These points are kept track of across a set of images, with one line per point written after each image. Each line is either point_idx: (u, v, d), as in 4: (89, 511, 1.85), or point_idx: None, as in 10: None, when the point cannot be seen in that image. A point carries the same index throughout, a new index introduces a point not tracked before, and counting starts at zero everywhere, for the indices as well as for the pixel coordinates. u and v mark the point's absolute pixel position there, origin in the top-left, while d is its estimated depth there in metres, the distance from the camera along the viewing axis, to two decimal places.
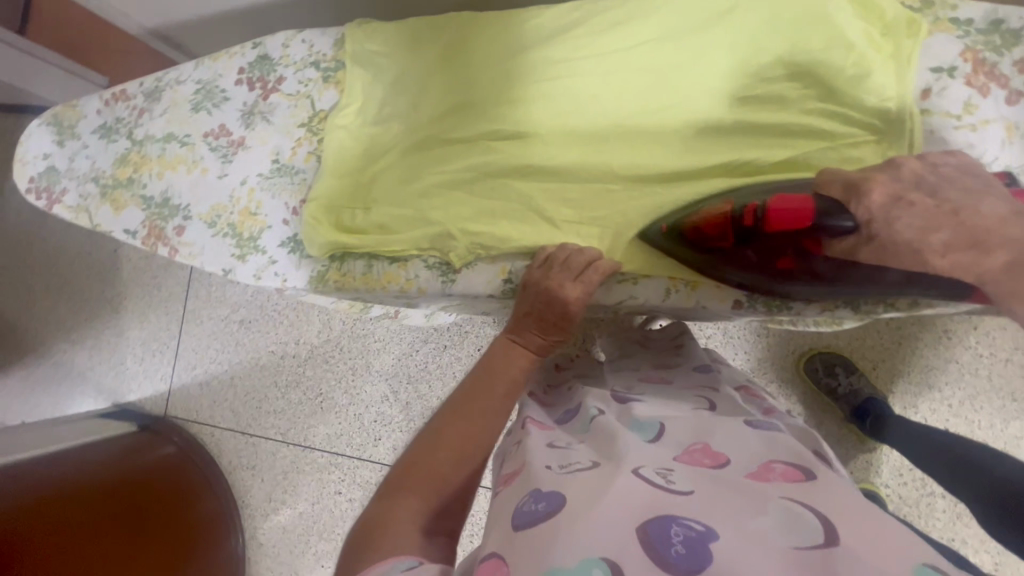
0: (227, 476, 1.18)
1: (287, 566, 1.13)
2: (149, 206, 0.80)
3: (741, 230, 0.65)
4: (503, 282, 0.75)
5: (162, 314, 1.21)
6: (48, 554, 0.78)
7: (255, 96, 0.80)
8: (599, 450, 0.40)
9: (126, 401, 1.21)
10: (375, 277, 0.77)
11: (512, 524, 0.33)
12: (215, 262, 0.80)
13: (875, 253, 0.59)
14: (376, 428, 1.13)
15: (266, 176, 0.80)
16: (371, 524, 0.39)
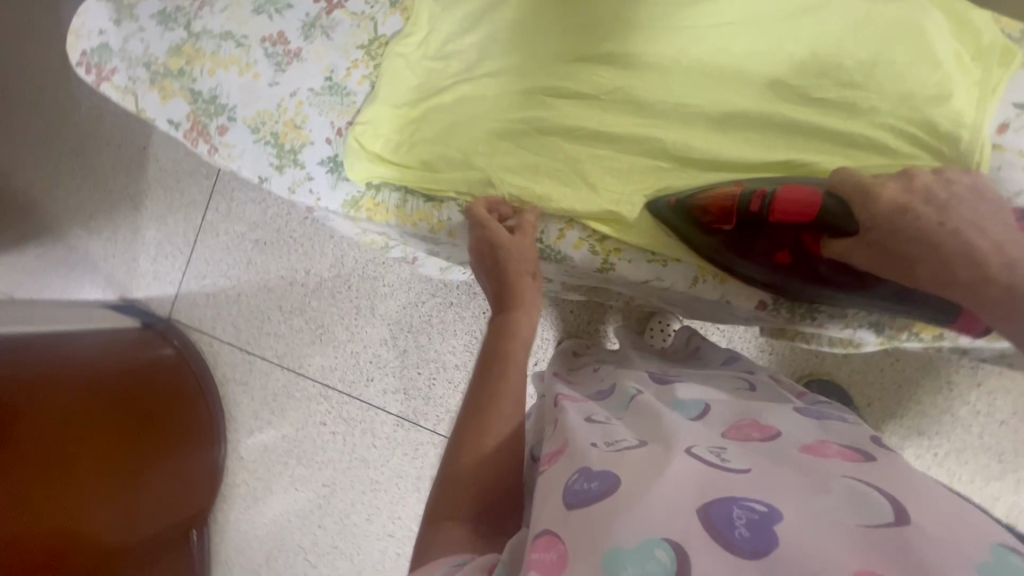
0: (219, 388, 1.20)
1: (263, 482, 1.17)
2: (196, 100, 0.77)
3: (749, 217, 0.68)
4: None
5: (182, 218, 1.21)
6: (31, 430, 0.81)
7: (319, 9, 0.78)
8: (644, 431, 0.45)
9: (133, 297, 1.23)
10: (406, 213, 0.78)
11: (564, 501, 0.38)
12: (252, 169, 0.78)
13: (867, 257, 0.63)
14: (370, 368, 1.14)
15: (317, 92, 0.78)
16: (426, 541, 0.47)
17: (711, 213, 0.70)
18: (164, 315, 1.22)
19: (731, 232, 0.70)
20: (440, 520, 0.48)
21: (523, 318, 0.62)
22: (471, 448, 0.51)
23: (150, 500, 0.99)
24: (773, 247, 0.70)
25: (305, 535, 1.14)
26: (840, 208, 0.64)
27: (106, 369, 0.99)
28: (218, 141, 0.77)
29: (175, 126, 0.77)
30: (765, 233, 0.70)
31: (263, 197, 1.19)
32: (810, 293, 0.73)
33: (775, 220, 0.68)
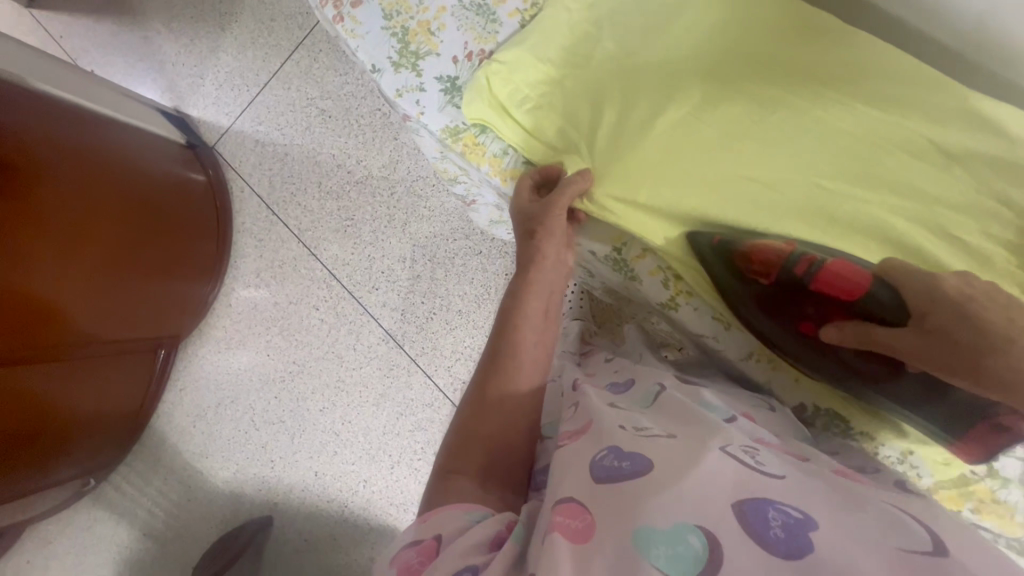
0: (234, 233, 1.21)
1: (241, 336, 1.19)
2: None
3: (791, 281, 0.61)
4: (611, 248, 0.75)
5: (261, 57, 1.18)
6: (48, 201, 0.82)
7: None
8: (668, 422, 0.52)
9: (186, 113, 1.21)
10: (501, 167, 0.75)
11: (594, 475, 0.43)
12: (368, 54, 0.72)
13: (921, 351, 0.55)
14: (379, 278, 1.14)
15: (464, 4, 0.71)
16: (433, 493, 0.50)
17: (748, 259, 0.63)
18: (209, 144, 1.21)
19: (767, 287, 0.63)
20: (445, 486, 0.51)
21: (536, 291, 0.65)
22: (478, 424, 0.55)
23: (124, 307, 1.00)
24: (800, 317, 0.63)
25: (259, 400, 1.18)
26: (889, 294, 0.57)
27: (132, 170, 0.98)
28: (347, 12, 0.71)
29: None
30: (794, 302, 0.63)
31: (346, 71, 1.16)
32: (827, 372, 0.66)
33: (815, 290, 0.61)
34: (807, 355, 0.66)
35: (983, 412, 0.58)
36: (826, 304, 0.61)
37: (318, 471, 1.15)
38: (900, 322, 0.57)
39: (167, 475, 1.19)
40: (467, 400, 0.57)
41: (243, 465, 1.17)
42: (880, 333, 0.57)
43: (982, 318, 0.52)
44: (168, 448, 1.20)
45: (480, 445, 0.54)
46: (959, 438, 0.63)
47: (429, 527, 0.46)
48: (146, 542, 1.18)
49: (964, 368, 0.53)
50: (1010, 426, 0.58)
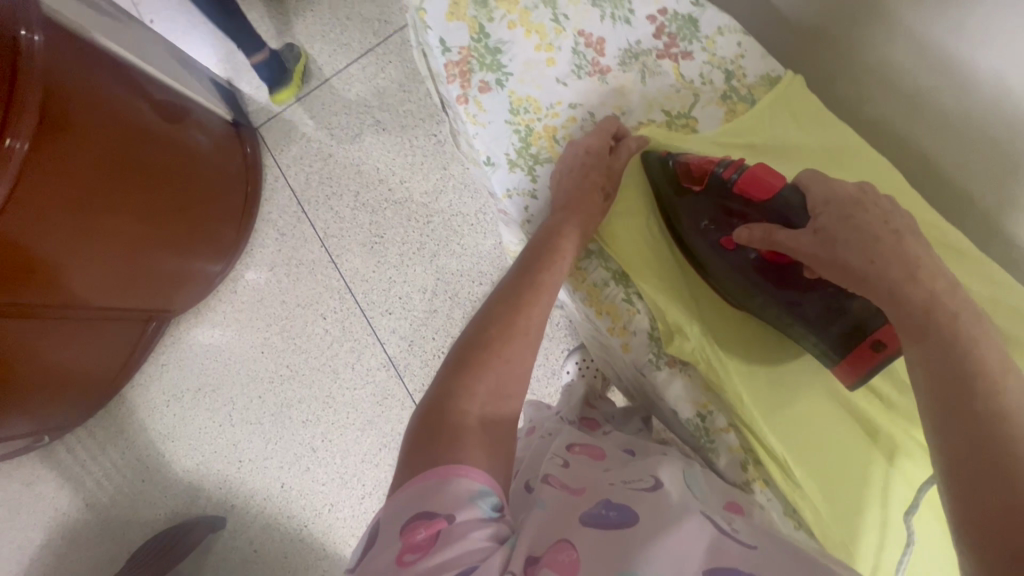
0: (257, 221, 1.17)
1: (238, 322, 1.16)
2: (480, 40, 0.65)
3: (719, 186, 0.59)
4: (695, 414, 0.65)
5: (327, 58, 1.16)
6: (82, 157, 0.76)
7: (653, 44, 0.69)
8: (653, 470, 0.49)
9: (237, 88, 1.17)
10: (598, 298, 0.68)
11: (580, 518, 0.41)
12: (485, 145, 0.68)
13: (814, 250, 0.52)
14: (395, 302, 1.12)
15: (596, 122, 0.69)
16: (430, 427, 0.44)
17: (687, 170, 0.61)
18: (253, 124, 1.17)
19: (699, 198, 0.61)
20: (443, 428, 0.44)
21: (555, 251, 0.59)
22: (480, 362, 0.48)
23: (132, 279, 0.95)
24: (724, 230, 0.59)
25: (241, 395, 1.14)
26: (798, 200, 0.55)
27: (169, 140, 0.91)
28: (473, 95, 0.66)
29: (442, 49, 0.65)
30: (718, 209, 0.59)
31: (410, 91, 1.14)
32: (739, 288, 0.60)
33: (737, 196, 0.58)
34: (725, 275, 0.60)
35: (868, 323, 0.54)
36: (747, 213, 0.58)
37: (285, 483, 1.10)
38: (798, 222, 0.55)
39: (126, 449, 1.13)
40: (473, 321, 0.52)
41: (209, 458, 1.13)
42: (782, 232, 0.54)
43: (865, 222, 0.52)
44: (135, 422, 1.15)
45: (489, 387, 0.47)
46: (845, 353, 0.56)
47: (445, 498, 0.39)
48: (88, 512, 1.12)
49: (836, 264, 0.51)
50: (892, 341, 0.53)
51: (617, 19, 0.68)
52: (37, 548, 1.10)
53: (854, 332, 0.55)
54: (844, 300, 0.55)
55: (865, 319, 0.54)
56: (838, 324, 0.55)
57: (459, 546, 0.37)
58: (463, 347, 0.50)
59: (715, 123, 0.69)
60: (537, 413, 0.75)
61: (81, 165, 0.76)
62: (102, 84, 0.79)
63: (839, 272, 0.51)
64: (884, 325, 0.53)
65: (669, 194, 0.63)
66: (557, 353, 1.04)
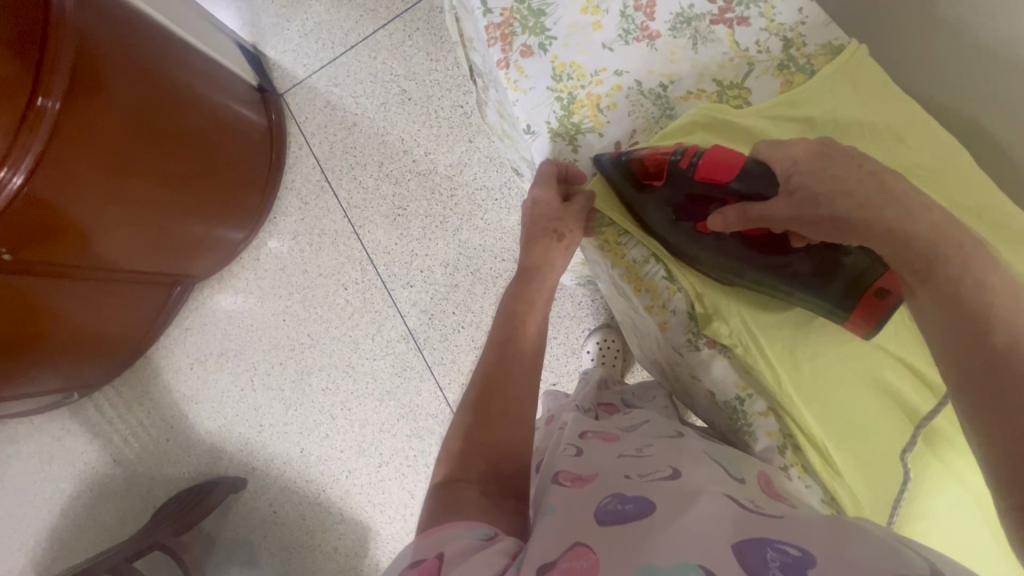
0: (280, 190, 1.17)
1: (261, 288, 1.17)
2: (523, 2, 0.64)
3: (677, 177, 0.60)
4: (733, 396, 0.64)
5: (353, 21, 1.13)
6: (112, 116, 0.76)
7: (710, 8, 0.65)
8: (670, 459, 0.48)
9: (262, 53, 1.16)
10: (637, 274, 0.66)
11: (595, 517, 0.39)
12: (527, 111, 0.66)
13: (790, 214, 0.52)
14: (416, 276, 1.11)
15: (640, 90, 0.66)
16: (439, 504, 0.46)
17: (641, 167, 0.62)
18: (277, 90, 1.16)
19: (663, 192, 0.61)
20: (450, 499, 0.47)
21: (536, 313, 0.64)
22: (479, 436, 0.52)
23: (157, 242, 0.95)
24: (694, 215, 0.61)
25: (263, 361, 1.15)
26: (757, 171, 0.56)
27: (195, 103, 0.91)
28: (515, 60, 0.65)
29: (484, 10, 0.64)
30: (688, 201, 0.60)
31: (438, 58, 1.12)
32: (727, 272, 0.61)
33: (700, 183, 0.59)
34: (711, 259, 0.61)
35: (864, 275, 0.54)
36: (713, 195, 0.59)
37: (305, 448, 1.13)
38: (768, 192, 0.55)
39: (152, 409, 1.16)
40: (466, 394, 0.57)
41: (231, 422, 1.15)
42: (758, 207, 0.54)
43: (838, 173, 0.49)
44: (160, 383, 1.17)
45: (487, 458, 0.51)
46: (850, 310, 0.56)
47: (434, 545, 0.40)
48: (115, 468, 1.15)
49: (827, 218, 0.49)
50: (892, 287, 0.54)
51: None
52: (68, 498, 1.15)
53: (852, 288, 0.55)
54: (839, 257, 0.56)
55: (865, 269, 0.54)
56: (840, 283, 0.56)
57: (465, 565, 0.37)
58: (465, 421, 0.54)
59: (769, 94, 0.66)
60: (556, 403, 0.74)
61: (111, 123, 0.76)
62: (133, 43, 0.79)
63: (829, 228, 0.50)
64: (885, 272, 0.54)
65: (633, 194, 0.64)
66: (577, 332, 1.03)
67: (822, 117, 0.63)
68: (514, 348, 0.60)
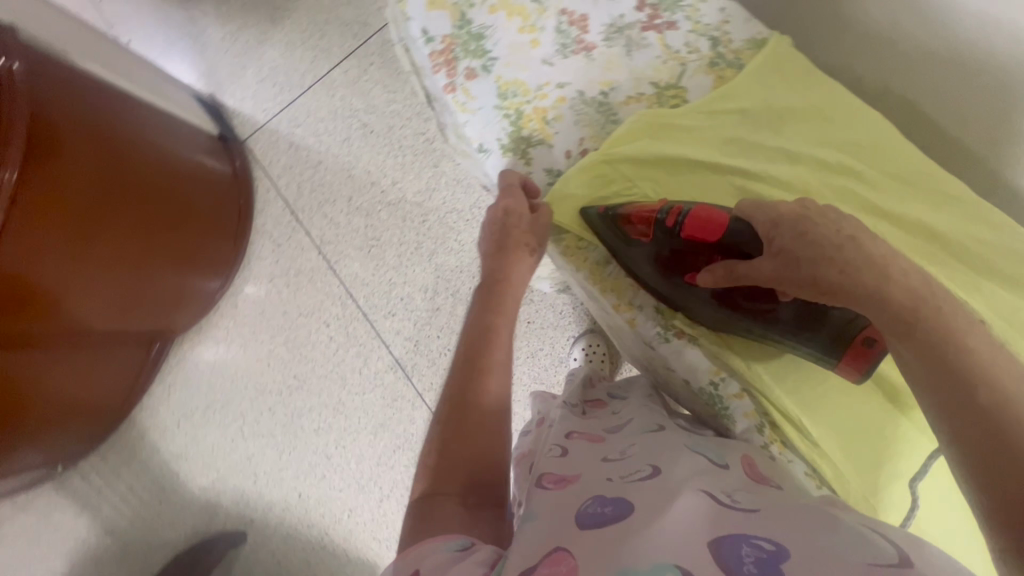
0: (252, 234, 1.17)
1: (242, 335, 1.16)
2: (462, 28, 0.66)
3: (665, 234, 0.61)
4: (707, 380, 0.65)
5: (308, 61, 1.15)
6: (72, 179, 0.75)
7: (637, 18, 0.68)
8: (651, 458, 0.48)
9: (221, 103, 1.18)
10: (601, 275, 0.68)
11: (577, 522, 0.39)
12: (476, 132, 0.68)
13: (773, 274, 0.54)
14: (397, 304, 1.11)
15: (583, 101, 0.68)
16: (421, 519, 0.47)
17: (628, 223, 0.63)
18: (240, 137, 1.17)
19: (651, 247, 0.63)
20: (429, 512, 0.47)
21: (506, 317, 0.64)
22: (456, 450, 0.52)
23: (130, 300, 0.94)
24: (683, 269, 0.62)
25: (251, 409, 1.14)
26: (743, 228, 0.57)
27: (156, 159, 0.91)
28: (461, 83, 0.67)
29: (426, 39, 0.66)
30: (677, 255, 0.62)
31: (395, 89, 1.14)
32: (718, 320, 0.63)
33: (686, 240, 0.60)
34: (701, 307, 0.63)
35: (850, 327, 0.56)
36: (700, 251, 0.60)
37: (303, 493, 1.11)
38: (754, 252, 0.57)
39: (141, 472, 1.13)
40: (441, 407, 0.56)
41: (224, 475, 1.13)
42: (742, 266, 0.56)
43: (821, 236, 0.51)
44: (147, 444, 1.14)
45: (465, 471, 0.51)
46: (839, 359, 0.59)
47: (413, 560, 0.41)
48: (107, 538, 1.12)
49: (807, 281, 0.51)
50: (879, 339, 0.56)
51: None
52: None
53: (839, 338, 0.57)
54: (825, 311, 0.57)
55: (851, 323, 0.56)
56: (826, 333, 0.58)
57: None
58: (442, 435, 0.53)
59: (704, 91, 0.68)
60: (545, 403, 0.75)
61: (71, 188, 0.75)
62: (89, 107, 0.79)
63: (813, 289, 0.51)
64: (869, 325, 0.56)
65: (620, 245, 0.65)
66: (563, 341, 1.04)
67: (763, 105, 0.66)
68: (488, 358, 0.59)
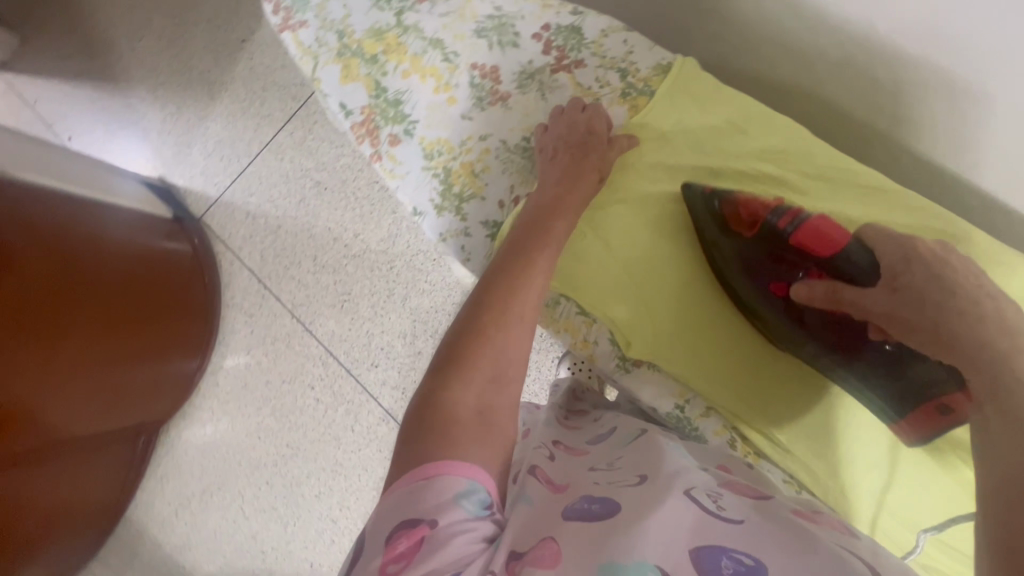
0: (222, 309, 1.16)
1: (229, 410, 1.14)
2: (379, 97, 0.67)
3: (772, 237, 0.59)
4: (673, 406, 0.67)
5: (252, 129, 1.16)
6: (30, 291, 0.73)
7: (547, 61, 0.69)
8: (637, 462, 0.48)
9: (172, 184, 1.18)
10: (554, 317, 0.70)
11: (563, 514, 0.40)
12: (409, 195, 0.71)
13: (888, 304, 0.53)
14: (378, 355, 1.11)
15: (508, 147, 0.69)
16: (428, 443, 0.42)
17: (736, 213, 0.61)
18: (196, 214, 1.17)
19: (748, 244, 0.61)
20: (439, 435, 0.43)
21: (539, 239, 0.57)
22: (471, 383, 0.46)
23: (107, 400, 0.92)
24: (771, 275, 0.60)
25: (249, 485, 1.11)
26: (864, 257, 0.56)
27: (112, 253, 0.90)
28: (385, 151, 0.69)
29: (345, 113, 0.68)
30: (777, 256, 0.60)
31: (342, 142, 1.14)
32: (788, 334, 0.61)
33: (792, 247, 0.59)
34: (776, 320, 0.61)
35: (932, 389, 0.55)
36: (804, 263, 0.58)
37: (314, 562, 1.08)
38: (867, 280, 0.55)
39: (145, 568, 1.11)
40: (467, 329, 0.50)
41: (232, 557, 1.10)
42: (847, 291, 0.55)
43: (950, 278, 0.51)
44: (148, 539, 1.12)
45: (481, 405, 0.45)
46: (904, 416, 0.58)
47: (428, 501, 0.39)
48: None
49: (926, 326, 0.50)
50: (957, 412, 0.54)
51: (502, 43, 0.68)
52: None
53: (914, 390, 0.56)
54: (912, 362, 0.55)
55: (934, 382, 0.54)
56: (901, 383, 0.57)
57: (446, 550, 0.37)
58: (463, 361, 0.47)
59: (618, 123, 0.68)
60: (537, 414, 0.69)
61: (28, 300, 0.73)
62: (35, 216, 0.78)
63: (929, 337, 0.50)
64: (955, 393, 0.53)
65: (710, 235, 0.62)
66: (549, 362, 1.04)
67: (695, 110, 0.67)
68: (518, 289, 0.52)
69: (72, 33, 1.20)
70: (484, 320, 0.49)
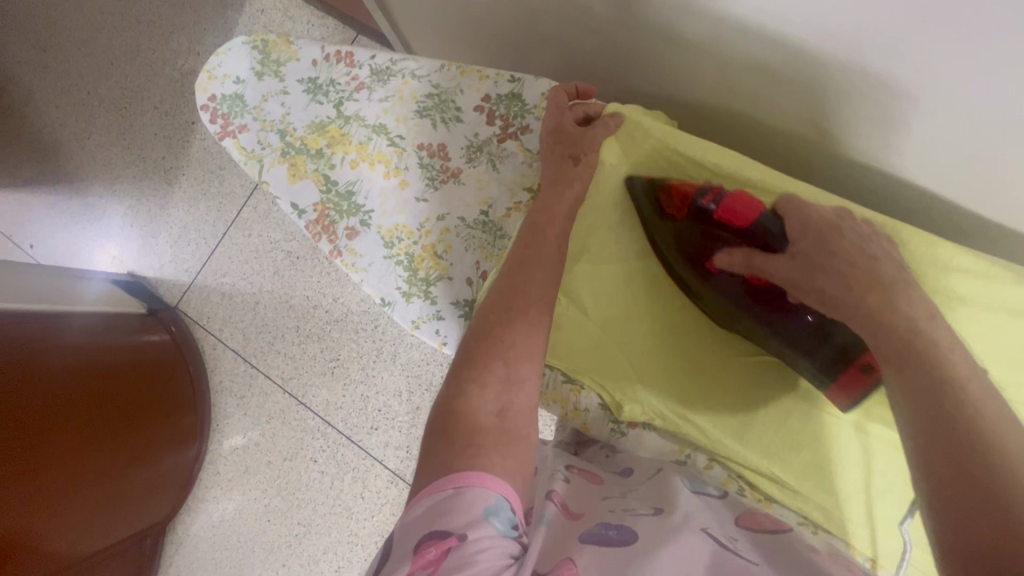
0: (212, 396, 1.14)
1: (235, 495, 1.11)
2: (330, 192, 0.69)
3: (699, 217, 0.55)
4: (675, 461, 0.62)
5: (214, 209, 1.15)
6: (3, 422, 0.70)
7: (492, 131, 0.66)
8: (651, 497, 0.47)
9: (143, 277, 1.16)
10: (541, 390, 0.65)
11: (581, 537, 0.40)
12: (376, 286, 0.70)
13: (797, 279, 0.50)
14: (377, 417, 1.09)
15: (468, 224, 0.68)
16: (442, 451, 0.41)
17: (667, 197, 0.56)
18: (171, 303, 1.15)
19: (681, 224, 0.56)
20: (451, 443, 0.42)
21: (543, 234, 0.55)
22: (482, 393, 0.44)
23: (105, 513, 0.88)
24: (700, 253, 0.57)
25: (266, 571, 1.08)
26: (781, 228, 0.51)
27: (88, 362, 0.87)
28: (344, 245, 0.69)
29: (298, 212, 0.69)
30: (704, 236, 0.56)
31: None
32: (720, 308, 0.58)
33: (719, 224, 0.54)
34: (712, 297, 0.58)
35: (852, 349, 0.52)
36: (727, 237, 0.54)
37: None
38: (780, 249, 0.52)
39: None
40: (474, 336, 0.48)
41: None
42: (765, 264, 0.52)
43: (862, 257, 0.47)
44: None
45: (491, 412, 0.44)
46: (833, 380, 0.55)
47: (458, 514, 0.37)
48: None
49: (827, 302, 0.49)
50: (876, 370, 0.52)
51: (446, 119, 0.67)
52: None
53: (838, 355, 0.53)
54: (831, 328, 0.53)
55: (852, 346, 0.52)
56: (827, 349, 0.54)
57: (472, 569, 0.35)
58: (470, 367, 0.46)
59: None
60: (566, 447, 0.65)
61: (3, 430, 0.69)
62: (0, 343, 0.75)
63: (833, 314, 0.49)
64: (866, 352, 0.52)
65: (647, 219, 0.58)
66: None
67: None
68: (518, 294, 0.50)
69: (19, 140, 1.18)
70: (489, 324, 0.48)
